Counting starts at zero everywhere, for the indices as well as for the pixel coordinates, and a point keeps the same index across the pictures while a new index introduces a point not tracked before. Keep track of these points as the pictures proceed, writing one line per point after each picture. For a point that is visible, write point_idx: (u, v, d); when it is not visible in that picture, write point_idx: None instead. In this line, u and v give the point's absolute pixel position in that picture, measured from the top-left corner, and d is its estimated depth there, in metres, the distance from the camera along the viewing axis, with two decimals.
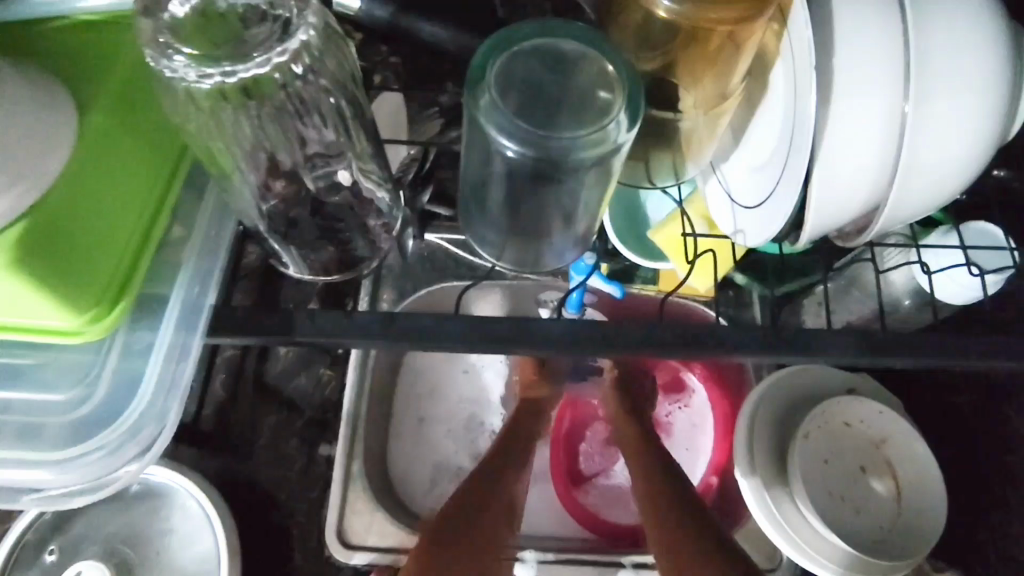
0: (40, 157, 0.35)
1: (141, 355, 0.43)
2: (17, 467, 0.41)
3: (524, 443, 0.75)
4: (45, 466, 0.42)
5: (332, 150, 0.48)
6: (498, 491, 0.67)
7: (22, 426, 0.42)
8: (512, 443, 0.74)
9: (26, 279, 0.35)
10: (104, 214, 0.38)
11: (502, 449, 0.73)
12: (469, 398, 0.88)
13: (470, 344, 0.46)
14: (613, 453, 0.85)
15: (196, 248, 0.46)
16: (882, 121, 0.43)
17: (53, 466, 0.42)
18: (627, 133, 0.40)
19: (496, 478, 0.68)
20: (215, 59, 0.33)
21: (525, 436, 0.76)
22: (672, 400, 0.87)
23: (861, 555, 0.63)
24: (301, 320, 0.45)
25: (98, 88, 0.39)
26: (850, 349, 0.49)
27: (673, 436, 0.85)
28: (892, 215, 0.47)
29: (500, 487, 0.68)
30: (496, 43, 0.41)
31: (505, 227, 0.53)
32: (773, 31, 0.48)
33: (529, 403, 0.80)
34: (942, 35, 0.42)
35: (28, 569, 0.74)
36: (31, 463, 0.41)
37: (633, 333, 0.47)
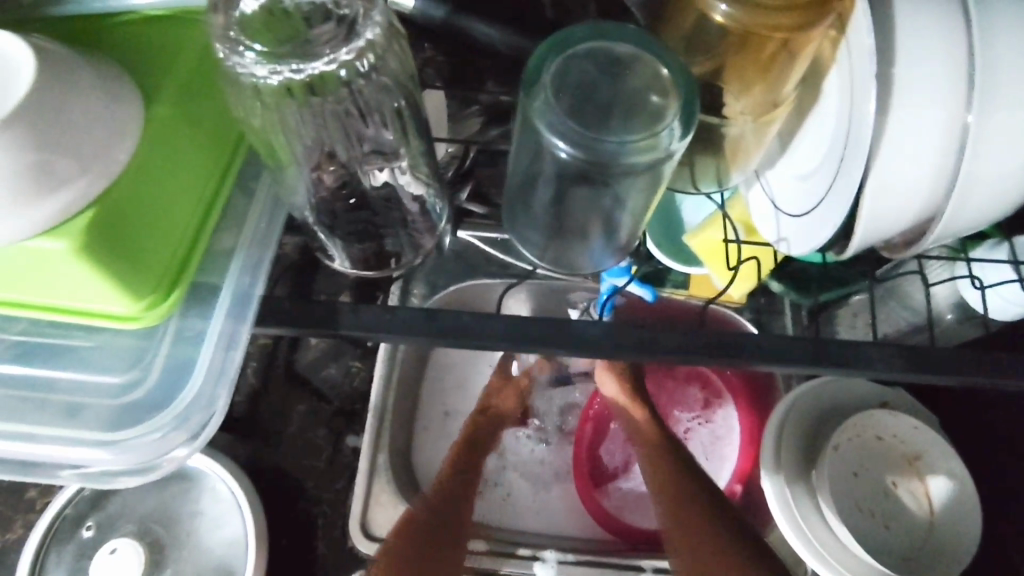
0: (111, 147, 0.36)
1: (193, 342, 0.44)
2: (67, 444, 0.42)
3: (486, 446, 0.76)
4: (89, 445, 0.42)
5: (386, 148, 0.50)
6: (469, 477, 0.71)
7: (71, 405, 0.43)
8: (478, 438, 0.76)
9: (93, 265, 0.36)
10: (165, 204, 0.39)
11: (465, 453, 0.74)
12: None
13: (506, 344, 0.46)
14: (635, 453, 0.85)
15: (248, 239, 0.46)
16: (942, 131, 0.42)
17: (96, 445, 0.42)
18: (679, 142, 0.40)
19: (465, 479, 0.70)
20: (280, 56, 0.34)
21: (490, 434, 0.78)
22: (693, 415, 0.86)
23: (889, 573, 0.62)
24: (345, 313, 0.45)
25: (165, 79, 0.40)
26: (893, 364, 0.48)
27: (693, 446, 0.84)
28: (947, 227, 0.46)
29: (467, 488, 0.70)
30: (551, 45, 0.41)
31: (546, 226, 0.53)
32: (831, 38, 0.46)
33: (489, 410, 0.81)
34: (1013, 45, 0.41)
35: (66, 543, 0.77)
36: (75, 442, 0.42)
37: (668, 341, 0.47)
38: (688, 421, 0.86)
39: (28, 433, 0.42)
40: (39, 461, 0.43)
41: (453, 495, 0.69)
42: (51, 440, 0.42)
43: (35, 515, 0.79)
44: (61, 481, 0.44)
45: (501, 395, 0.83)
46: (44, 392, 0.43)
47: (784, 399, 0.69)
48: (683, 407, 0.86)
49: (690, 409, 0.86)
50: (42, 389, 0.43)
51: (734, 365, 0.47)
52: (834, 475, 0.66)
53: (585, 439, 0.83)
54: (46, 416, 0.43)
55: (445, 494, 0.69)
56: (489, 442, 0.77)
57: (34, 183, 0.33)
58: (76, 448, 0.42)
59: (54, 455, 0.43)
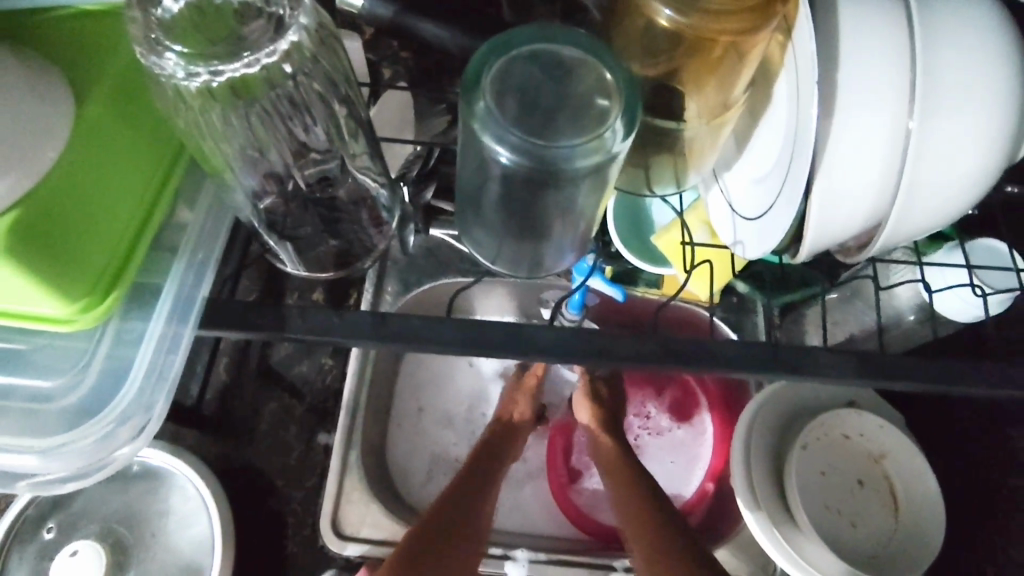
0: (35, 144, 0.35)
1: (132, 345, 0.43)
2: (8, 453, 0.41)
3: (497, 463, 0.73)
4: (30, 452, 0.41)
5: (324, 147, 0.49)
6: (489, 486, 0.70)
7: (11, 411, 0.42)
8: (489, 453, 0.74)
9: (16, 269, 0.35)
10: (97, 205, 0.38)
11: (490, 445, 0.75)
12: (467, 391, 0.88)
13: (462, 348, 0.46)
14: None
15: (192, 240, 0.46)
16: (884, 138, 0.43)
17: (37, 453, 0.41)
18: (622, 142, 0.39)
19: (489, 469, 0.72)
20: (206, 56, 0.33)
21: (502, 451, 0.76)
22: (640, 422, 0.86)
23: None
24: (293, 317, 0.45)
25: (99, 79, 0.38)
26: (846, 367, 0.48)
27: (651, 447, 0.85)
28: (893, 233, 0.46)
29: (492, 477, 0.71)
30: (493, 46, 0.41)
31: (501, 229, 0.53)
32: (778, 41, 0.47)
33: (503, 421, 0.79)
34: (952, 54, 0.41)
35: (27, 545, 0.76)
36: (15, 450, 0.41)
37: (622, 344, 0.47)
38: (638, 429, 0.85)
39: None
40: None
41: (473, 500, 0.68)
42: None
43: None
44: (17, 491, 0.43)
45: (512, 402, 0.81)
46: None
47: (754, 397, 0.69)
48: (639, 409, 0.86)
49: (652, 411, 0.86)
50: None
51: (689, 369, 0.47)
52: (802, 474, 0.67)
53: (559, 437, 0.84)
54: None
55: (466, 498, 0.68)
56: (501, 458, 0.74)
57: None
58: (17, 456, 0.41)
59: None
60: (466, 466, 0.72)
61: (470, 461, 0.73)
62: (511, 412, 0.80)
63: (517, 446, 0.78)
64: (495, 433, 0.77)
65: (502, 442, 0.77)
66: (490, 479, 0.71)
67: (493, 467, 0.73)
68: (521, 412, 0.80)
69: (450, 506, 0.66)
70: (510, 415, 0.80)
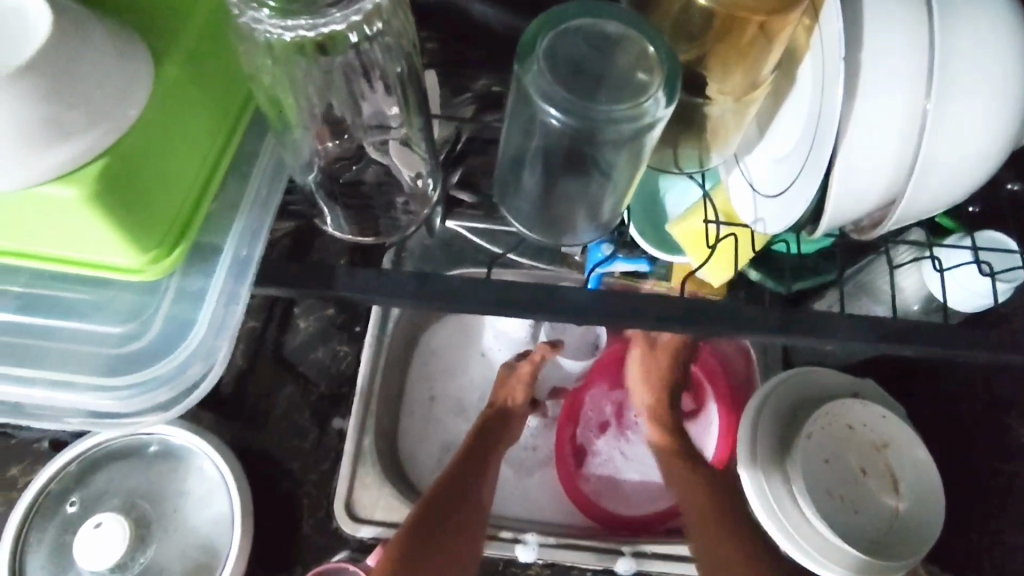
0: (123, 101, 0.38)
1: (194, 298, 0.46)
2: (71, 391, 0.44)
3: (494, 450, 0.74)
4: (87, 389, 0.44)
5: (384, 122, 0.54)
6: (485, 462, 0.71)
7: (68, 353, 0.45)
8: (486, 441, 0.74)
9: (101, 213, 0.38)
10: (171, 160, 0.41)
11: (482, 425, 0.75)
12: (478, 381, 0.89)
13: (496, 311, 0.48)
14: (613, 423, 0.86)
15: (248, 205, 0.48)
16: (903, 115, 0.46)
17: (96, 390, 0.44)
18: (664, 109, 0.42)
19: (486, 446, 0.73)
20: (294, 12, 0.36)
21: (500, 442, 0.75)
22: None
23: (867, 559, 0.64)
24: (341, 276, 0.47)
25: (177, 40, 0.41)
26: (859, 336, 0.51)
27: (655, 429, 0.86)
28: (908, 209, 0.49)
29: (488, 452, 0.73)
30: (545, 21, 0.44)
31: (537, 202, 0.56)
32: (804, 25, 0.51)
33: (498, 408, 0.77)
34: (969, 37, 0.44)
35: (50, 519, 0.77)
36: (73, 387, 0.44)
37: (650, 310, 0.50)
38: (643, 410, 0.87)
39: (25, 377, 0.44)
40: (46, 406, 0.45)
41: (468, 480, 0.68)
42: (46, 384, 0.44)
43: (16, 493, 0.79)
44: (71, 428, 0.46)
45: (506, 388, 0.79)
46: (47, 341, 0.45)
47: (761, 389, 0.73)
48: None
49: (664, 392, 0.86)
50: (42, 336, 0.45)
51: (710, 332, 0.50)
52: (807, 464, 0.69)
53: (567, 428, 0.84)
54: (48, 362, 0.44)
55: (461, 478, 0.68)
56: (496, 450, 0.74)
57: (47, 129, 0.35)
58: (73, 392, 0.44)
59: (50, 399, 0.44)
60: (463, 447, 0.73)
61: (468, 442, 0.73)
62: (511, 400, 0.78)
63: (510, 433, 0.77)
64: (491, 416, 0.76)
65: (497, 428, 0.76)
66: (483, 454, 0.72)
67: (488, 459, 0.72)
68: (517, 400, 0.78)
69: (447, 485, 0.67)
70: (505, 401, 0.78)
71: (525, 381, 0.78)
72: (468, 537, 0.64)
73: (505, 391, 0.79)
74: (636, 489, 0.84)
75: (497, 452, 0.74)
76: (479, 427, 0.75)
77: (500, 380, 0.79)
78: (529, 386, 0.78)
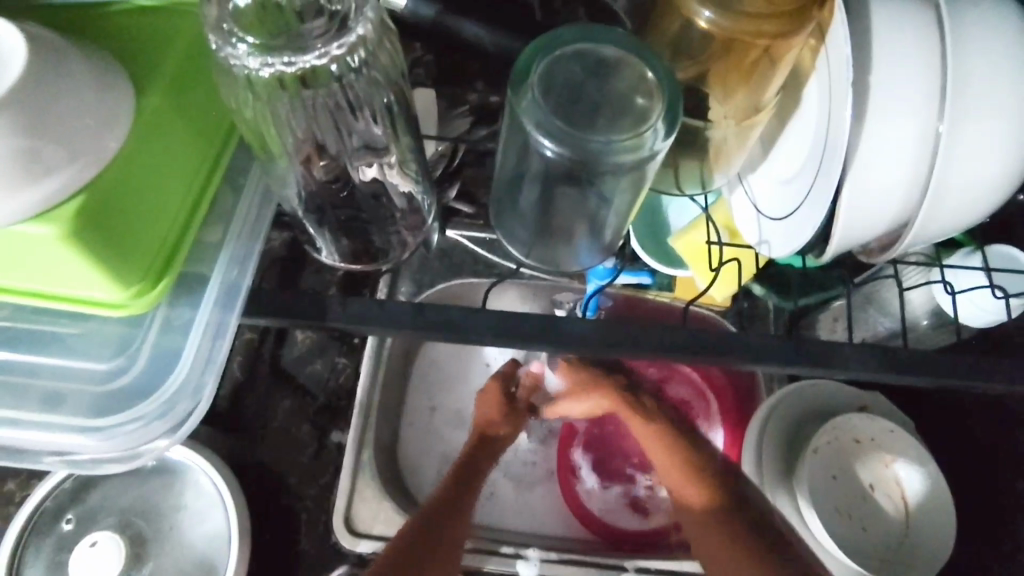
0: (99, 137, 0.36)
1: (180, 331, 0.45)
2: (44, 430, 0.43)
3: (479, 474, 0.68)
4: (69, 429, 0.43)
5: (379, 144, 0.52)
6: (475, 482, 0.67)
7: (45, 391, 0.43)
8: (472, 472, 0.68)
9: (79, 251, 0.36)
10: (153, 194, 0.40)
11: (469, 455, 0.70)
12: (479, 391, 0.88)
13: (497, 338, 0.47)
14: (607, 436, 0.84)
15: (236, 235, 0.47)
16: (914, 140, 0.44)
17: (72, 429, 0.43)
18: (663, 141, 0.41)
19: (478, 457, 0.70)
20: (274, 48, 0.36)
21: (484, 466, 0.69)
22: None
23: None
24: (333, 306, 0.46)
25: (158, 71, 0.40)
26: (869, 362, 0.49)
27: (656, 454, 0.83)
28: (918, 235, 0.47)
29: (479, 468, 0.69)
30: (540, 46, 0.42)
31: (535, 224, 0.56)
32: (810, 47, 0.49)
33: (483, 438, 0.71)
34: (980, 62, 0.43)
35: (45, 537, 0.75)
36: (54, 428, 0.43)
37: (656, 338, 0.48)
38: None
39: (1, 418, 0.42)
40: (18, 445, 0.44)
41: (459, 505, 0.64)
42: (22, 424, 0.43)
43: (14, 507, 0.77)
44: (44, 467, 0.44)
45: (483, 403, 0.74)
46: (17, 378, 0.43)
47: (766, 402, 0.71)
48: None
49: None
50: (21, 373, 0.43)
51: (717, 359, 0.48)
52: (813, 478, 0.66)
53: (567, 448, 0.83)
54: (21, 398, 0.43)
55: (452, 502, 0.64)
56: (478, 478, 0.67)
57: (20, 170, 0.33)
58: (55, 433, 0.43)
59: (32, 440, 0.43)
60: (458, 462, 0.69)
61: (458, 463, 0.68)
62: (490, 419, 0.73)
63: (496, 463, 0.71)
64: (475, 445, 0.71)
65: (481, 456, 0.70)
66: (478, 468, 0.68)
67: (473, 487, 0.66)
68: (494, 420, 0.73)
69: (442, 507, 0.62)
70: (485, 429, 0.72)
71: (498, 402, 0.74)
72: (443, 569, 0.58)
73: (484, 407, 0.74)
74: (624, 502, 0.82)
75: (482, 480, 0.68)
76: (464, 456, 0.69)
77: (486, 416, 0.73)
78: (503, 406, 0.74)
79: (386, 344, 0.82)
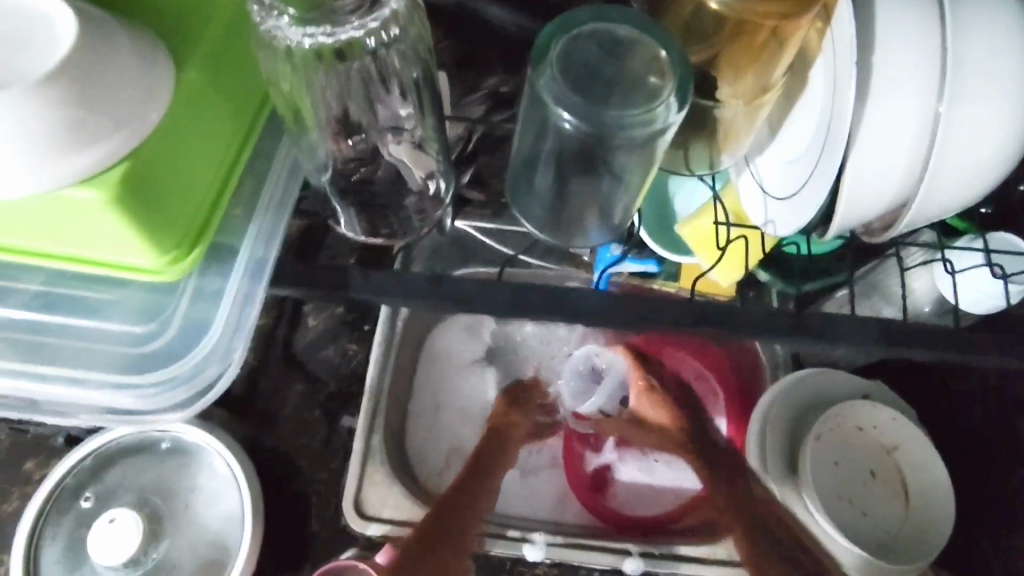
0: (143, 108, 0.38)
1: (211, 299, 0.47)
2: (75, 386, 0.45)
3: (498, 461, 0.72)
4: (101, 387, 0.45)
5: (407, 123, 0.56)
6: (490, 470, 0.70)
7: (79, 351, 0.46)
8: (489, 451, 0.73)
9: (123, 215, 0.38)
10: (190, 165, 0.42)
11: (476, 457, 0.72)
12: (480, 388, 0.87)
13: (510, 309, 0.49)
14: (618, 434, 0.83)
15: (264, 212, 0.49)
16: (916, 119, 0.46)
17: (104, 387, 0.45)
18: (676, 115, 0.43)
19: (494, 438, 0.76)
20: (311, 21, 0.38)
21: (497, 453, 0.74)
22: None
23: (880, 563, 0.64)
24: (355, 277, 0.48)
25: (196, 47, 0.42)
26: (870, 337, 0.51)
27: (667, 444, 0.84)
28: (919, 213, 0.49)
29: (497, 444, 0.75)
30: (558, 25, 0.44)
31: (547, 204, 0.58)
32: (817, 28, 0.50)
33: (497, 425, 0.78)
34: (977, 43, 0.45)
35: (63, 516, 0.74)
36: (88, 385, 0.45)
37: (664, 310, 0.50)
38: None
39: (38, 374, 0.45)
40: (54, 399, 0.46)
41: (475, 492, 0.66)
42: (58, 380, 0.45)
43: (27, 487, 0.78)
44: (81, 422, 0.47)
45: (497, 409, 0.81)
46: (50, 338, 0.46)
47: (772, 390, 0.72)
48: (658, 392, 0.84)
49: None
50: (57, 334, 0.46)
51: (720, 332, 0.50)
52: (815, 465, 0.68)
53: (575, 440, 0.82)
54: (57, 358, 0.45)
55: (470, 488, 0.66)
56: (498, 464, 0.71)
57: (70, 136, 0.36)
58: (85, 390, 0.45)
59: (63, 394, 0.45)
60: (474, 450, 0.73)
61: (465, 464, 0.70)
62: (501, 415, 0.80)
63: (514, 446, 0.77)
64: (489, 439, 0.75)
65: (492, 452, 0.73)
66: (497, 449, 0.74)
67: (490, 476, 0.69)
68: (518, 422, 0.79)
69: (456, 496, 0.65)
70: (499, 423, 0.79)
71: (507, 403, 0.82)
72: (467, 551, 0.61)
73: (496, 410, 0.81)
74: (627, 489, 0.82)
75: (497, 470, 0.71)
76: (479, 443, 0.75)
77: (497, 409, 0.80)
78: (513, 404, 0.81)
79: (397, 332, 0.83)
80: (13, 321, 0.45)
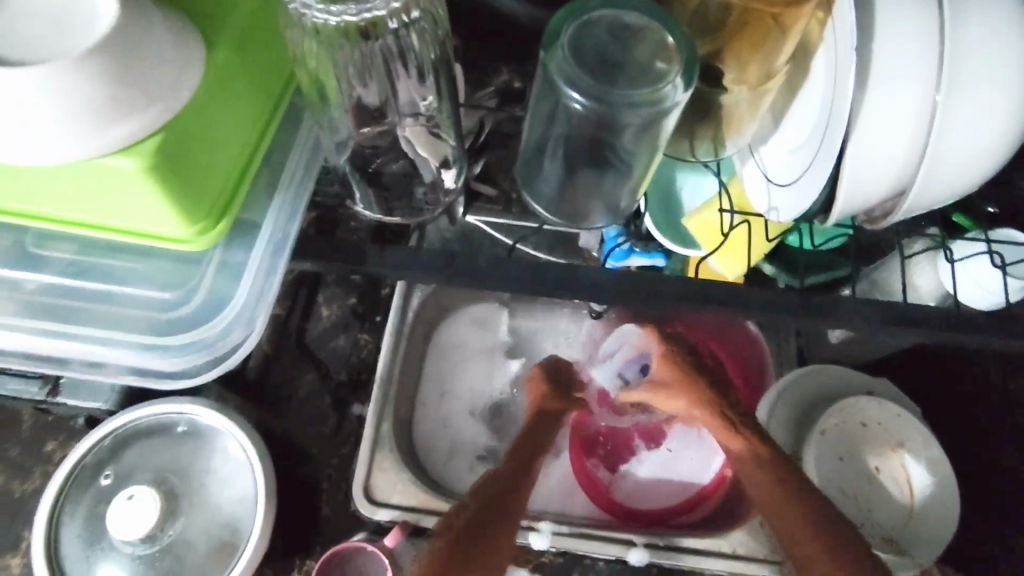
0: (178, 83, 0.41)
1: (235, 270, 0.49)
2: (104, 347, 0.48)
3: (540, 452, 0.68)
4: (130, 347, 0.48)
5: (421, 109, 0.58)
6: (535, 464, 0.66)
7: (108, 316, 0.48)
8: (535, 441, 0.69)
9: (157, 183, 0.41)
10: (219, 138, 0.44)
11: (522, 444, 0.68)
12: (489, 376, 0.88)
13: (521, 287, 0.51)
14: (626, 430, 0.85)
15: (286, 191, 0.52)
16: (915, 105, 0.47)
17: (132, 348, 0.48)
18: (683, 93, 0.45)
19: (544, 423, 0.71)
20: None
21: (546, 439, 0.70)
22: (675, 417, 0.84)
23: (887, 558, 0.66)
24: (372, 253, 0.51)
25: (227, 27, 0.44)
26: (871, 320, 0.52)
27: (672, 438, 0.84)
28: (918, 198, 0.50)
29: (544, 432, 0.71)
30: (569, 12, 0.47)
31: (556, 190, 0.60)
32: (818, 19, 0.52)
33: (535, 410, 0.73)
34: (976, 31, 0.46)
35: (83, 492, 0.74)
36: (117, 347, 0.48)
37: (671, 289, 0.52)
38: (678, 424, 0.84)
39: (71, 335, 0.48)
40: (85, 360, 0.49)
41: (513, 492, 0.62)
42: (90, 341, 0.48)
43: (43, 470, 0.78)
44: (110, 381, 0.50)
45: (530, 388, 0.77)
46: (83, 304, 0.48)
47: (776, 385, 0.74)
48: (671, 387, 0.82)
49: None
50: (89, 299, 0.48)
51: (724, 311, 0.52)
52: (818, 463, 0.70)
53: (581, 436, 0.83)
54: (88, 322, 0.48)
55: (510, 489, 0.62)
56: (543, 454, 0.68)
57: (111, 107, 0.38)
58: (114, 351, 0.48)
59: (92, 354, 0.48)
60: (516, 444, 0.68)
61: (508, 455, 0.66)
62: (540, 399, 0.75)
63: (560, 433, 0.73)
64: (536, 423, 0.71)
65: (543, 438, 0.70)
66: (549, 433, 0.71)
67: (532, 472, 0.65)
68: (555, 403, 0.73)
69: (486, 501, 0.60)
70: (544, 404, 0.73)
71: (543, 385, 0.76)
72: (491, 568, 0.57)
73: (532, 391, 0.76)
74: (632, 484, 0.82)
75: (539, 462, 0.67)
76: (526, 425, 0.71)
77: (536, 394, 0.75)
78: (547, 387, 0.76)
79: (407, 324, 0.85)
80: (50, 287, 0.48)
